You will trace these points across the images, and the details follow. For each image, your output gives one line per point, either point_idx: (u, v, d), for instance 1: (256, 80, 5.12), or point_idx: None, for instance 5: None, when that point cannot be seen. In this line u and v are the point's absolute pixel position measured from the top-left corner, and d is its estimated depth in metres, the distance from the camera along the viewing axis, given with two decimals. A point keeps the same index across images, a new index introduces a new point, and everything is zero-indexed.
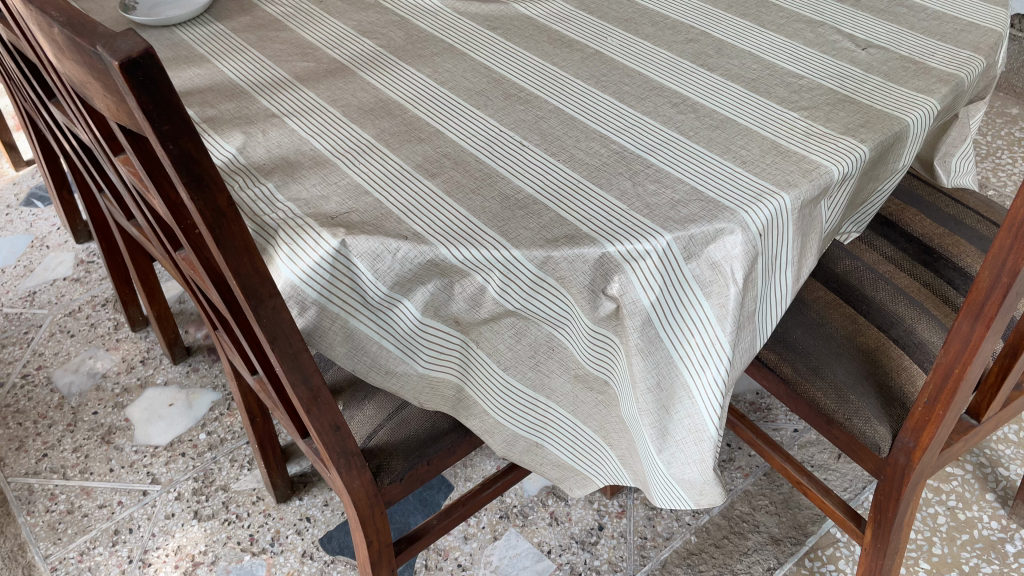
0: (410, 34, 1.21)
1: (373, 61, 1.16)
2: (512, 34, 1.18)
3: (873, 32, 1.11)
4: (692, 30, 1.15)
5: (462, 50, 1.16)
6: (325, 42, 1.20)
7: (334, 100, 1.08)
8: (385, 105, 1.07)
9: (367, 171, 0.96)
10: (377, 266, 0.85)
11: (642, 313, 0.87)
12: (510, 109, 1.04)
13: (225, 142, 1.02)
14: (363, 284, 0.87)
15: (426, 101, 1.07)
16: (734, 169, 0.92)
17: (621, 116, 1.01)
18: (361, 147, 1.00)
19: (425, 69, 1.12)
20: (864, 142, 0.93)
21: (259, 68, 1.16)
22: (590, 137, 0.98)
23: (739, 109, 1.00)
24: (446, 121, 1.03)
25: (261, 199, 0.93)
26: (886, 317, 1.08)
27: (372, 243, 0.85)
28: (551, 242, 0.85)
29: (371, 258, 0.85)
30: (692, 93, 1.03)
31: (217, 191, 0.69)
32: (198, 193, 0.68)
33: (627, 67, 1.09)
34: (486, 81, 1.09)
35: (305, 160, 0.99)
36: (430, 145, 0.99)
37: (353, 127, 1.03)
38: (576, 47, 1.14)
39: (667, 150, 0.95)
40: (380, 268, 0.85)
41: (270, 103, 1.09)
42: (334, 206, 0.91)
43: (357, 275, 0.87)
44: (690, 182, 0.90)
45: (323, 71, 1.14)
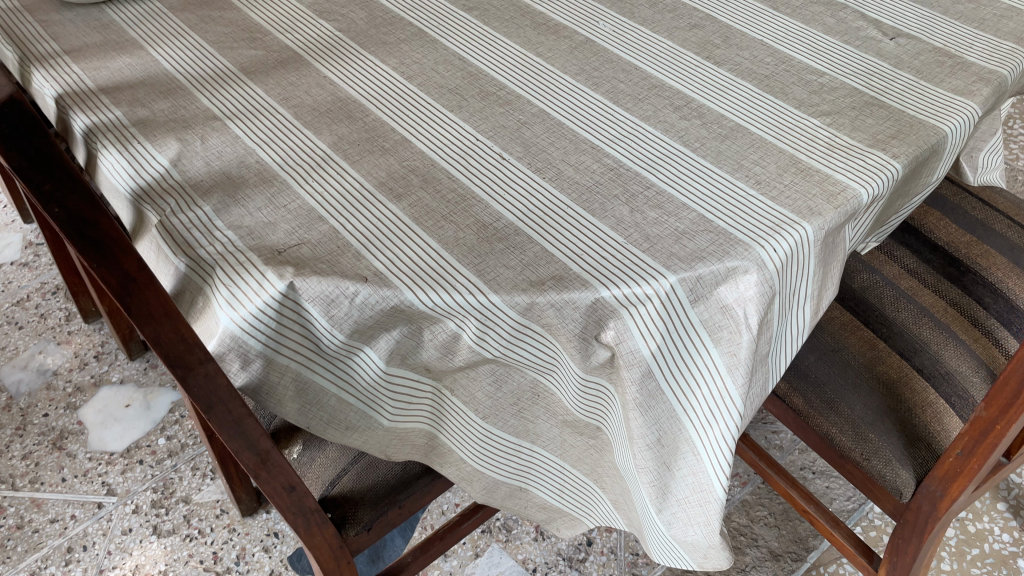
0: (373, 14, 1.05)
1: (330, 49, 1.00)
2: (490, 16, 1.03)
3: (902, 17, 0.97)
4: (695, 13, 1.01)
5: (432, 37, 1.01)
6: (274, 25, 1.05)
7: (284, 98, 0.94)
8: (343, 106, 0.92)
9: (321, 191, 0.83)
10: (331, 311, 0.73)
11: (642, 364, 0.75)
12: (487, 112, 0.90)
13: (157, 153, 0.88)
14: (317, 331, 0.75)
15: (390, 101, 0.92)
16: (748, 191, 0.79)
17: (615, 123, 0.87)
18: (315, 160, 0.86)
19: (389, 60, 0.98)
20: (897, 157, 0.81)
21: (199, 57, 1.00)
22: (580, 149, 0.85)
23: (750, 113, 0.87)
24: (413, 128, 0.89)
25: (195, 228, 0.80)
26: (909, 342, 0.97)
27: (324, 286, 0.73)
28: (536, 285, 0.73)
29: (325, 303, 0.73)
30: (697, 93, 0.90)
31: (124, 257, 0.56)
32: (98, 261, 0.55)
33: (622, 60, 0.95)
34: (460, 75, 0.95)
35: (249, 176, 0.85)
36: (394, 157, 0.86)
37: (306, 133, 0.89)
38: (563, 33, 0.99)
39: (669, 166, 0.82)
40: (335, 313, 0.73)
41: (209, 101, 0.94)
42: (282, 237, 0.78)
43: (309, 322, 0.75)
44: (696, 208, 0.78)
45: (272, 61, 0.99)
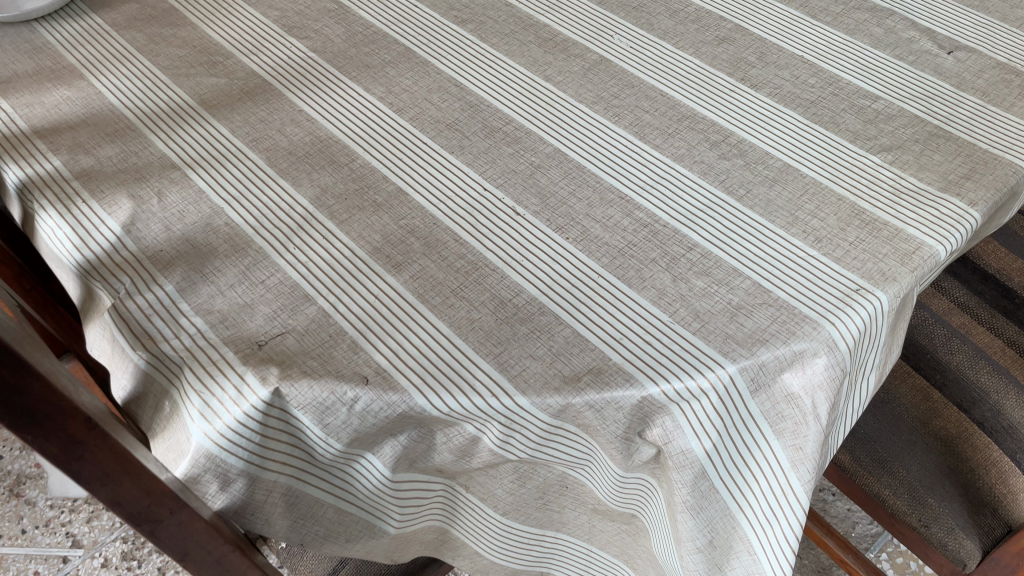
0: (352, 29, 0.91)
1: (304, 75, 0.86)
2: (487, 30, 0.90)
3: (957, 25, 0.86)
4: (722, 23, 0.88)
5: (423, 57, 0.87)
6: (237, 44, 0.91)
7: (255, 140, 0.80)
8: (325, 148, 0.79)
9: (306, 261, 0.70)
10: (326, 420, 0.61)
11: (695, 465, 0.65)
12: (494, 155, 0.77)
13: (107, 215, 0.75)
14: (309, 440, 0.63)
15: (380, 141, 0.79)
16: (807, 250, 0.68)
17: (644, 165, 0.75)
18: (296, 221, 0.73)
19: (375, 88, 0.84)
20: (975, 204, 0.70)
21: (151, 88, 0.86)
22: (606, 199, 0.73)
23: (798, 149, 0.75)
24: (409, 176, 0.76)
25: (157, 315, 0.67)
26: (966, 391, 0.87)
27: (316, 392, 0.61)
28: (570, 381, 0.61)
29: (319, 411, 0.61)
30: (735, 125, 0.78)
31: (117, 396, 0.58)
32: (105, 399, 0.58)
33: (644, 83, 0.82)
34: (459, 107, 0.82)
35: (218, 244, 0.72)
36: (388, 215, 0.73)
37: (284, 185, 0.76)
38: (572, 50, 0.86)
39: (713, 221, 0.70)
40: (330, 422, 0.61)
41: (165, 146, 0.81)
42: (263, 324, 0.66)
43: (300, 431, 0.63)
44: (749, 273, 0.67)
45: (237, 92, 0.85)
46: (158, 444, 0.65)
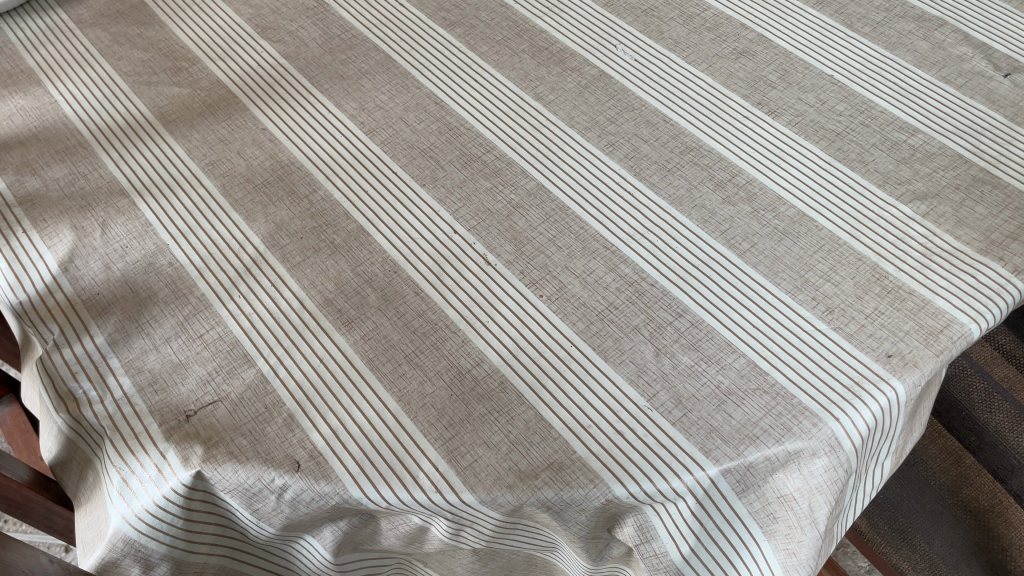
0: (329, 32, 0.82)
1: (273, 86, 0.79)
2: (477, 36, 0.80)
3: (1018, 41, 0.74)
4: (743, 32, 0.77)
5: (403, 67, 0.78)
6: (205, 48, 0.83)
7: (211, 164, 0.73)
8: (286, 175, 0.72)
9: (251, 313, 0.63)
10: (252, 503, 0.56)
11: (669, 567, 0.57)
12: (469, 190, 0.69)
13: (46, 250, 0.68)
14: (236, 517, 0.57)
15: (346, 169, 0.72)
16: (814, 323, 0.59)
17: (636, 209, 0.66)
18: (246, 263, 0.66)
19: (347, 104, 0.76)
20: (1020, 272, 0.59)
21: (109, 99, 0.79)
22: (589, 249, 0.64)
23: (816, 194, 0.65)
24: (373, 212, 0.69)
25: (83, 372, 0.61)
26: (1005, 456, 0.77)
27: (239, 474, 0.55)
28: (525, 478, 0.53)
29: (245, 494, 0.55)
30: (746, 161, 0.68)
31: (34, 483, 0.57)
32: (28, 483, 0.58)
33: (647, 105, 0.73)
34: (436, 129, 0.73)
35: (159, 288, 0.65)
36: (346, 259, 0.66)
37: (237, 219, 0.69)
38: (569, 63, 0.77)
39: (709, 282, 0.61)
40: (257, 505, 0.56)
41: (116, 167, 0.74)
42: (194, 389, 0.59)
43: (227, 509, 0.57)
44: (744, 349, 0.58)
45: (199, 105, 0.78)
46: (79, 518, 0.60)
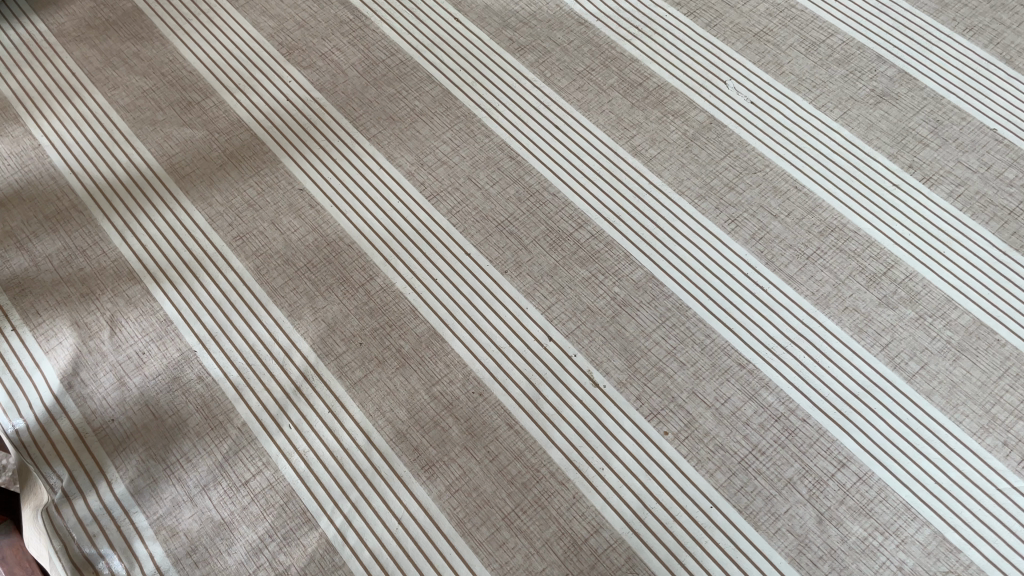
0: (371, 57, 0.68)
1: (308, 129, 0.65)
2: (553, 66, 0.66)
3: None
4: (880, 66, 0.64)
5: (466, 107, 0.65)
6: (219, 74, 0.68)
7: (240, 237, 0.60)
8: (334, 254, 0.59)
9: (306, 451, 0.51)
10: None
11: None
12: (564, 280, 0.57)
13: (43, 357, 0.55)
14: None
15: (409, 248, 0.59)
16: (1008, 479, 0.48)
17: (772, 311, 0.54)
18: (294, 378, 0.54)
19: (403, 157, 0.63)
20: None
21: (106, 143, 0.65)
22: (720, 367, 0.53)
23: (991, 297, 0.54)
24: (447, 307, 0.56)
25: (103, 536, 0.49)
26: None
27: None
28: None
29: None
30: (902, 249, 0.56)
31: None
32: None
33: (773, 165, 0.60)
34: (515, 195, 0.60)
35: (188, 413, 0.53)
36: (417, 375, 0.53)
37: (278, 316, 0.56)
38: (669, 105, 0.63)
39: (873, 418, 0.50)
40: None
41: (122, 240, 0.60)
42: (248, 561, 0.48)
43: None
44: (926, 514, 0.48)
45: (217, 153, 0.64)
46: None
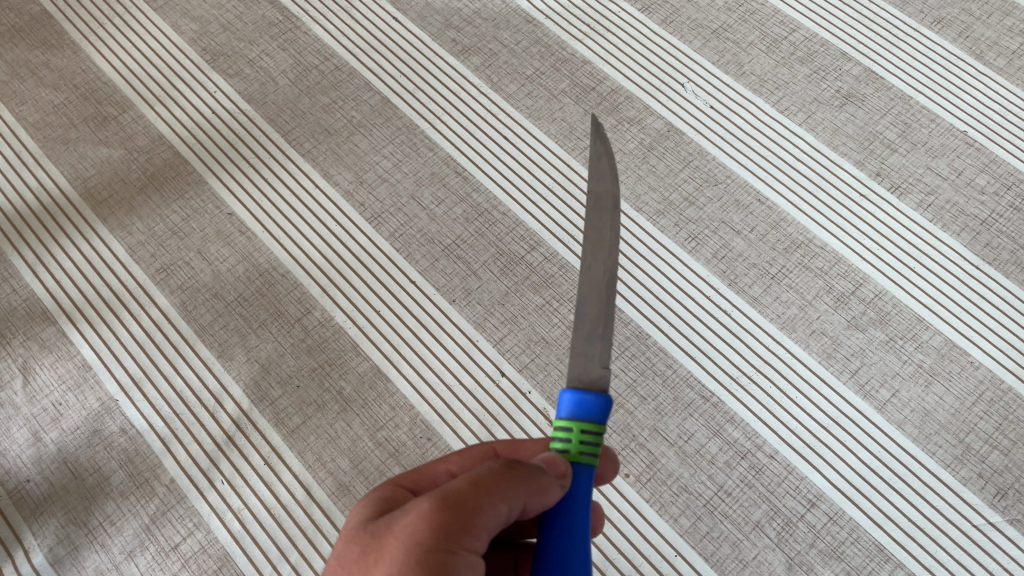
0: (304, 63, 0.63)
1: (236, 145, 0.60)
2: (500, 69, 0.62)
3: None
4: (845, 64, 0.60)
5: (408, 117, 0.60)
6: (138, 85, 0.62)
7: (164, 269, 0.55)
8: (267, 286, 0.54)
9: (241, 509, 0.48)
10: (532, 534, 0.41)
11: None
12: (516, 309, 0.53)
13: None
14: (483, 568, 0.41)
15: (348, 276, 0.54)
16: (986, 515, 0.46)
17: (738, 337, 0.51)
18: (225, 427, 0.50)
19: (340, 175, 0.58)
20: None
21: (14, 166, 0.59)
22: (682, 401, 0.50)
23: (965, 315, 0.51)
24: (390, 342, 0.52)
25: None
26: None
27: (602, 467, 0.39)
28: None
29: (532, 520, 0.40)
30: (872, 264, 0.53)
31: (577, 357, 0.32)
32: (536, 461, 0.31)
33: (734, 176, 0.56)
34: (462, 215, 0.56)
35: (110, 470, 0.49)
36: (360, 420, 0.50)
37: (207, 358, 0.52)
38: (625, 111, 0.59)
39: (844, 452, 0.48)
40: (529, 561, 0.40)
41: (34, 276, 0.55)
42: None
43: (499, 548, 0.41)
44: (900, 555, 0.45)
45: (137, 175, 0.59)
46: None
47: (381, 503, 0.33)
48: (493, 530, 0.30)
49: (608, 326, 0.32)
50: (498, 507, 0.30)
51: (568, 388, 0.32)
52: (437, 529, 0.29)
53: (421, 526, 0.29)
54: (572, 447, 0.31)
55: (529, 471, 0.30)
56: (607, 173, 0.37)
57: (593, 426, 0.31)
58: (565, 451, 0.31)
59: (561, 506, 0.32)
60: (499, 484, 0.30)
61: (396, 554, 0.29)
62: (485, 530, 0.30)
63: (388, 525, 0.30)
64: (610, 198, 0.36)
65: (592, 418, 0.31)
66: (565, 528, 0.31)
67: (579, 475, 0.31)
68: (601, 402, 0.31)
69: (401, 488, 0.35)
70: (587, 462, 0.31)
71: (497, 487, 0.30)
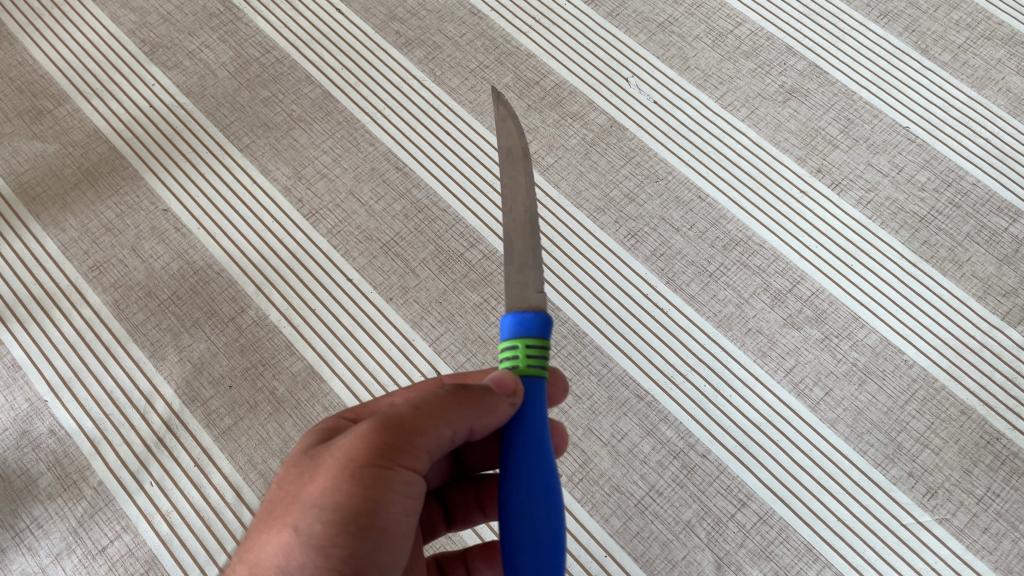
0: (244, 55, 0.62)
1: (173, 139, 0.59)
2: (444, 63, 0.61)
3: None
4: (790, 59, 0.60)
5: (349, 111, 0.59)
6: (74, 77, 0.61)
7: (97, 267, 0.54)
8: (202, 284, 0.53)
9: (170, 512, 0.47)
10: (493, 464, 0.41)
11: None
12: (454, 307, 0.52)
13: None
14: (450, 498, 0.41)
15: (285, 274, 0.54)
16: (915, 513, 0.46)
17: (674, 334, 0.51)
18: (156, 428, 0.49)
19: (278, 170, 0.57)
20: None
21: None
22: (616, 400, 0.49)
23: (901, 312, 0.51)
24: (326, 341, 0.52)
25: None
26: None
27: (553, 387, 0.39)
28: None
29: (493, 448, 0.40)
30: (810, 260, 0.53)
31: (513, 284, 0.32)
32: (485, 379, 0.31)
33: (675, 173, 0.56)
34: (401, 211, 0.56)
35: (38, 473, 0.48)
36: (292, 420, 0.49)
37: (139, 357, 0.51)
38: (568, 106, 0.59)
39: (776, 450, 0.48)
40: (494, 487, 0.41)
41: None
42: None
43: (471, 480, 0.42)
44: (828, 554, 0.45)
45: (71, 170, 0.58)
46: None
47: (325, 431, 0.33)
48: (435, 451, 0.31)
49: (537, 254, 0.33)
50: (440, 429, 0.30)
51: (508, 311, 0.32)
52: (373, 447, 0.29)
53: (357, 443, 0.29)
54: (520, 362, 0.31)
55: (479, 394, 0.30)
56: (514, 127, 0.36)
57: (537, 341, 0.31)
58: (514, 369, 0.31)
59: (514, 423, 0.31)
60: (442, 406, 0.30)
61: (331, 469, 0.29)
62: (424, 451, 0.30)
63: (328, 444, 0.30)
64: (520, 146, 0.36)
65: (534, 333, 0.31)
66: (529, 438, 0.31)
67: (530, 389, 0.31)
68: (542, 317, 0.31)
69: (345, 420, 0.35)
70: (536, 373, 0.31)
71: (440, 411, 0.30)
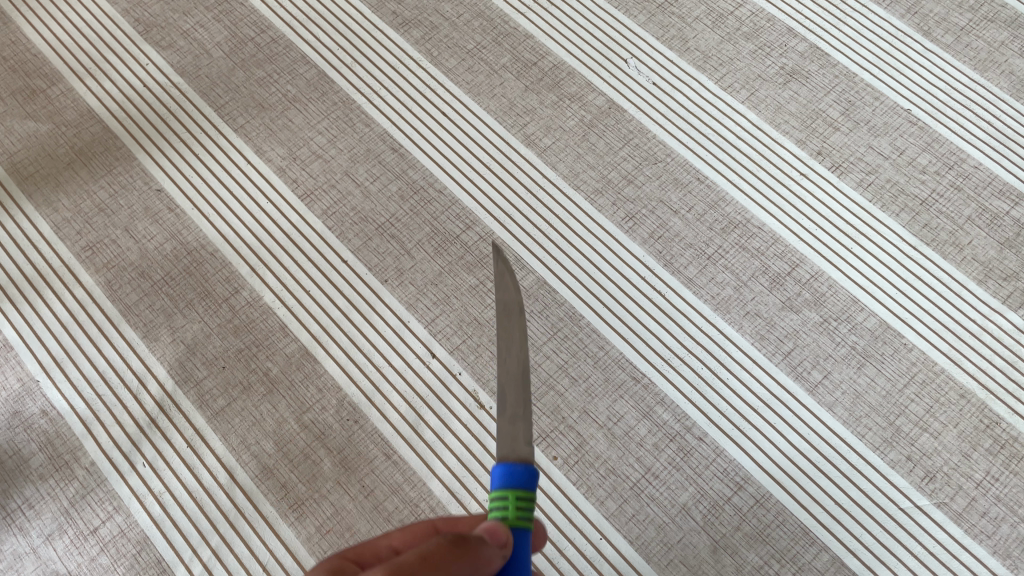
0: (240, 35, 0.61)
1: (168, 119, 0.58)
2: (441, 43, 0.60)
3: None
4: (791, 40, 0.59)
5: (345, 92, 0.59)
6: (68, 56, 0.61)
7: (90, 247, 0.54)
8: (195, 265, 0.53)
9: (162, 493, 0.47)
10: None
11: None
12: (449, 289, 0.52)
13: None
14: None
15: (279, 255, 0.53)
16: (913, 498, 0.46)
17: (672, 318, 0.50)
18: (148, 409, 0.49)
19: (273, 151, 0.57)
20: None
21: None
22: (613, 383, 0.49)
23: (901, 296, 0.51)
24: (320, 323, 0.51)
25: None
26: None
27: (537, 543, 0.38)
28: None
29: None
30: (810, 245, 0.52)
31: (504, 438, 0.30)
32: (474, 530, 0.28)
33: (674, 155, 0.55)
34: (396, 192, 0.55)
35: (30, 453, 0.48)
36: (285, 401, 0.49)
37: (132, 338, 0.51)
38: (566, 87, 0.58)
39: (773, 435, 0.47)
40: None
41: None
42: None
43: None
44: (825, 538, 0.45)
45: (65, 150, 0.57)
46: None
47: None
48: None
49: (529, 408, 0.31)
50: None
51: (498, 462, 0.30)
52: None
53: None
54: (509, 515, 0.29)
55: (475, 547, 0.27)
56: (510, 281, 0.34)
57: (527, 494, 0.29)
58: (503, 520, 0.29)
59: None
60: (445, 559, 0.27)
61: None
62: None
63: None
64: (516, 301, 0.34)
65: (524, 486, 0.29)
66: None
67: (520, 543, 0.29)
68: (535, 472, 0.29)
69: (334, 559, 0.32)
70: (526, 527, 0.29)
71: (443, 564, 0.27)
